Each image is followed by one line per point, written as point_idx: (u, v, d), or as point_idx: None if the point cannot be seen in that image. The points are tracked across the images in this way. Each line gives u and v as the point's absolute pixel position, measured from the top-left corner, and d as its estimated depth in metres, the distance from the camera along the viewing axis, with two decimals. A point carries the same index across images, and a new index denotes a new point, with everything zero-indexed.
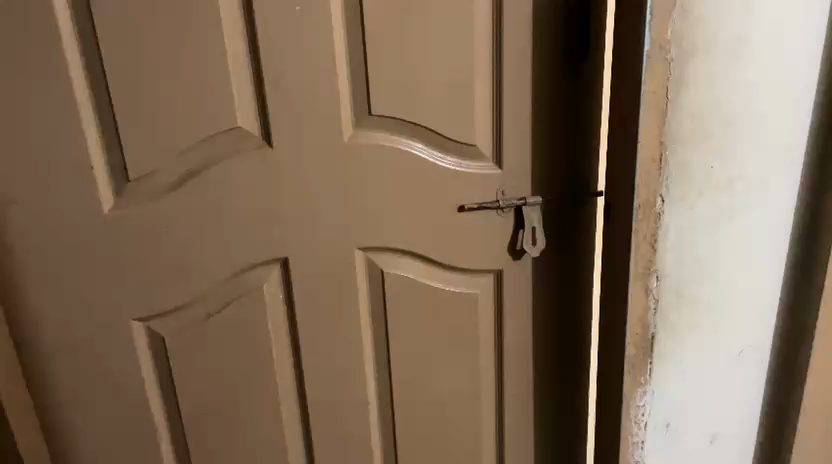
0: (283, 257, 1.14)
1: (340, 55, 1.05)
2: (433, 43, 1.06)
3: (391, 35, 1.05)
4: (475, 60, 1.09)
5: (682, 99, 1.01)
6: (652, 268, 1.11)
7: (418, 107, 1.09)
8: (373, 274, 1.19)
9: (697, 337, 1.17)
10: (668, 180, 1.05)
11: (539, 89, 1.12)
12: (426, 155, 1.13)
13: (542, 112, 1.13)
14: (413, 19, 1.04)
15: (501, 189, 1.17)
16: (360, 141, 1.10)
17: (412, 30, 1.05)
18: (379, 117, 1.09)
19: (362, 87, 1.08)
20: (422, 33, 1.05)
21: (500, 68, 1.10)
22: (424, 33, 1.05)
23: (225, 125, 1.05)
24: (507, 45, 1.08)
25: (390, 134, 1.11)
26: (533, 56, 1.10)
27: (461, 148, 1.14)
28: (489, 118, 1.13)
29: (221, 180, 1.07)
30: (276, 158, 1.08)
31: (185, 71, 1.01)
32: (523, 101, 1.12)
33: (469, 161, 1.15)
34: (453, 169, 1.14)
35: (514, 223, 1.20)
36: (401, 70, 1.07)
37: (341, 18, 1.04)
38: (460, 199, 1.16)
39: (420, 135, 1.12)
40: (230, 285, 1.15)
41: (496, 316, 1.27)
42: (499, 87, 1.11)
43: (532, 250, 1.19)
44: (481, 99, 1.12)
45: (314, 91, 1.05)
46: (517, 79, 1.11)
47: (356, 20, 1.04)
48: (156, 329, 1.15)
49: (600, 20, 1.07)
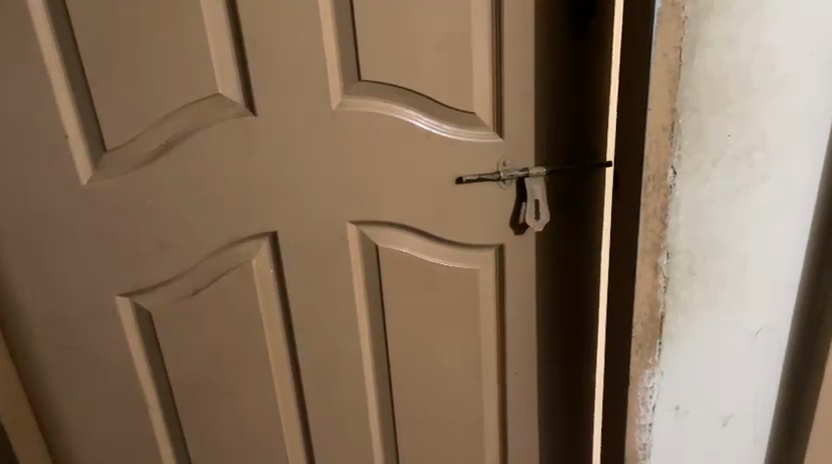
0: (272, 231, 1.09)
1: (326, 15, 0.97)
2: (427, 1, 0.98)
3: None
4: (472, 20, 1.00)
5: (697, 61, 0.92)
6: (661, 244, 1.03)
7: (411, 72, 1.02)
8: (367, 249, 1.14)
9: (711, 317, 1.10)
10: (680, 150, 0.97)
11: (543, 50, 1.04)
12: (421, 124, 1.06)
13: (546, 76, 1.05)
14: None
15: (503, 160, 1.10)
16: (349, 109, 1.03)
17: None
18: (368, 83, 1.02)
19: (350, 51, 1.00)
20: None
21: (500, 28, 1.01)
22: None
23: (205, 92, 0.99)
24: (508, 3, 1.00)
25: (382, 101, 1.04)
26: (535, 15, 1.01)
27: (459, 115, 1.07)
28: (488, 84, 1.05)
29: (202, 151, 1.02)
30: (260, 127, 1.01)
31: (160, 34, 0.95)
32: (524, 64, 1.04)
33: (467, 129, 1.08)
34: (450, 138, 1.07)
35: (517, 195, 1.13)
36: (393, 32, 0.99)
37: None
38: (458, 170, 1.10)
39: (413, 103, 1.05)
40: (216, 259, 1.10)
41: (498, 292, 1.21)
42: (499, 49, 1.03)
43: (534, 225, 1.12)
44: (480, 63, 1.04)
45: (299, 55, 0.98)
46: (518, 41, 1.02)
47: None
48: (142, 304, 1.12)
49: None
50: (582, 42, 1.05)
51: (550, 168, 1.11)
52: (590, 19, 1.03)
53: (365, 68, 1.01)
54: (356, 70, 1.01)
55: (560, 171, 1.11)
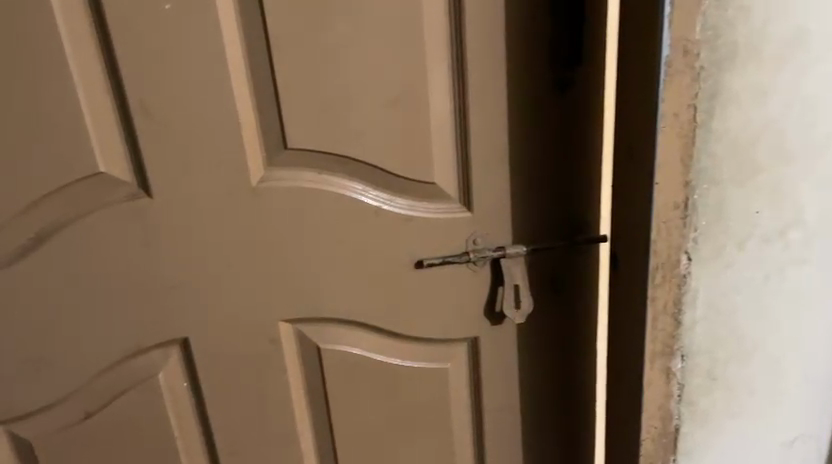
0: (182, 338, 0.86)
1: (237, 67, 0.75)
2: (368, 47, 0.77)
3: (308, 38, 0.75)
4: (428, 70, 0.79)
5: (717, 123, 0.71)
6: (675, 345, 0.82)
7: (352, 137, 0.80)
8: (308, 351, 0.92)
9: (738, 426, 0.89)
10: (696, 232, 0.76)
11: (518, 106, 0.82)
12: (367, 199, 0.84)
13: (520, 134, 0.84)
14: (336, 17, 0.75)
15: (474, 237, 0.89)
16: (274, 184, 0.81)
17: (338, 31, 0.75)
18: (298, 151, 0.80)
19: (272, 113, 0.78)
20: (351, 34, 0.76)
21: (462, 77, 0.80)
22: (354, 34, 0.76)
23: (82, 172, 0.76)
24: (472, 49, 0.78)
25: (316, 173, 0.82)
26: (508, 63, 0.80)
27: (415, 187, 0.85)
28: (451, 148, 0.84)
29: (83, 244, 0.79)
30: (158, 212, 0.79)
31: (15, 98, 0.72)
32: (495, 123, 0.83)
33: (425, 202, 0.86)
34: (404, 215, 0.86)
35: (492, 278, 0.91)
36: (326, 88, 0.78)
37: (234, 17, 0.74)
38: (415, 252, 0.88)
39: (357, 173, 0.83)
40: (112, 376, 0.86)
41: (473, 393, 0.99)
42: (463, 106, 0.81)
43: (515, 316, 0.91)
44: (440, 123, 0.82)
45: (203, 120, 0.76)
46: (486, 93, 0.81)
47: (254, 20, 0.74)
48: (19, 433, 0.88)
49: (595, 13, 0.78)
50: (565, 95, 0.83)
51: (530, 248, 0.89)
52: (570, 63, 0.81)
53: (292, 133, 0.79)
54: (281, 135, 0.79)
55: (544, 249, 0.89)
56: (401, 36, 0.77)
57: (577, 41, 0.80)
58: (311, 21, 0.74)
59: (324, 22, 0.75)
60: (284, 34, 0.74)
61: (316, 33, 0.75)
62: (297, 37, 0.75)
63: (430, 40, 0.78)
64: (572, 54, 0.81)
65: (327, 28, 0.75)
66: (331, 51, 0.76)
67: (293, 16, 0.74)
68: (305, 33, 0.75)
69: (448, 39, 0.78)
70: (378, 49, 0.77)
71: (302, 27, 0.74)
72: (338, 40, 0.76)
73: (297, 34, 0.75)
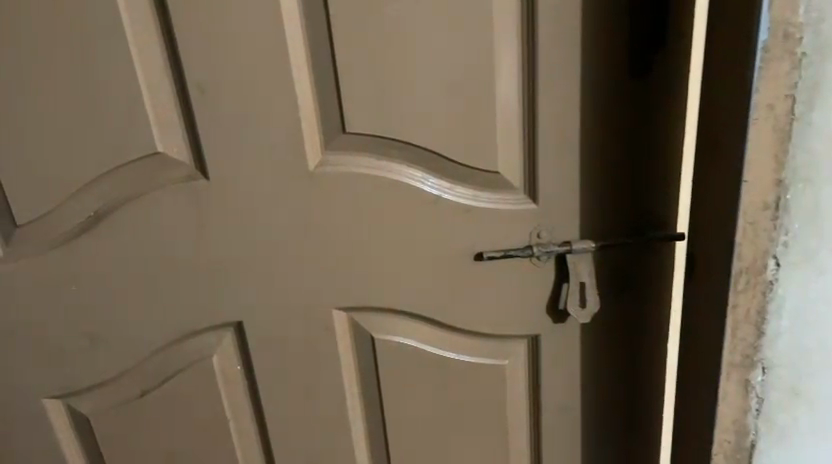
0: (236, 321, 0.85)
1: (296, 48, 0.72)
2: (433, 27, 0.72)
3: (369, 16, 0.71)
4: (497, 52, 0.74)
5: (817, 115, 0.64)
6: (755, 356, 0.75)
7: (413, 121, 0.77)
8: (361, 341, 0.89)
9: (821, 447, 0.81)
10: (786, 235, 0.69)
11: (592, 92, 0.77)
12: (427, 187, 0.80)
13: (592, 122, 0.78)
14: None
15: (538, 231, 0.84)
16: (331, 169, 0.78)
17: (401, 9, 0.71)
18: (357, 135, 0.77)
19: (331, 96, 0.75)
20: (415, 12, 0.72)
21: (533, 61, 0.75)
22: (419, 14, 0.72)
23: (140, 151, 0.75)
24: (545, 30, 0.73)
25: (375, 158, 0.79)
26: (583, 46, 0.75)
27: (478, 175, 0.81)
28: (518, 135, 0.79)
29: (140, 224, 0.78)
30: (214, 194, 0.78)
31: (77, 75, 0.72)
32: (567, 110, 0.77)
33: (488, 192, 0.82)
34: (466, 205, 0.82)
35: (556, 275, 0.86)
36: (388, 71, 0.74)
37: None
38: (476, 243, 0.84)
39: (417, 161, 0.79)
40: (166, 356, 0.87)
41: (531, 392, 0.94)
42: (533, 91, 0.76)
43: (578, 315, 0.86)
44: (507, 109, 0.77)
45: (261, 101, 0.74)
46: (558, 77, 0.76)
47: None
48: (78, 407, 0.89)
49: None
50: (645, 80, 0.77)
51: (598, 244, 0.83)
52: (651, 46, 0.75)
53: (351, 117, 0.76)
54: (340, 119, 0.76)
55: (614, 246, 0.84)
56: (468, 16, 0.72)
57: (659, 22, 0.74)
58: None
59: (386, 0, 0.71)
60: (345, 12, 0.71)
61: (378, 12, 0.71)
62: (358, 16, 0.71)
63: (500, 20, 0.73)
64: (654, 36, 0.75)
65: (390, 6, 0.71)
66: (393, 32, 0.72)
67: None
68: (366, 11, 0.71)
69: (519, 19, 0.73)
70: (443, 30, 0.73)
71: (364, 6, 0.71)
72: (401, 19, 0.72)
73: (359, 13, 0.71)
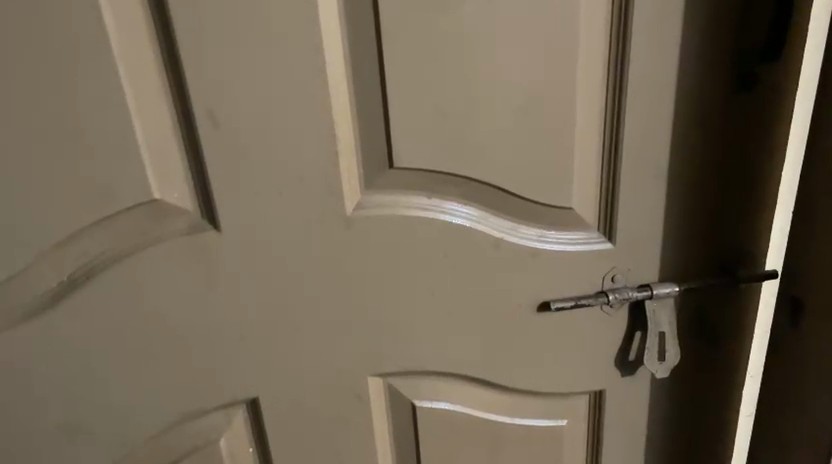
0: (249, 398, 0.69)
1: (334, 64, 0.57)
2: (506, 36, 0.58)
3: (429, 23, 0.56)
4: (580, 67, 0.61)
5: None
6: None
7: (476, 152, 0.62)
8: (400, 408, 0.74)
9: None
10: None
11: (687, 113, 0.64)
12: (487, 228, 0.66)
13: (684, 148, 0.66)
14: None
15: (612, 273, 0.71)
16: (374, 211, 0.63)
17: (468, 14, 0.56)
18: (407, 171, 0.62)
19: (377, 123, 0.60)
20: (485, 18, 0.57)
21: (621, 77, 0.61)
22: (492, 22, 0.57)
23: (130, 199, 0.58)
24: (642, 41, 0.60)
25: (425, 196, 0.64)
26: (682, 59, 0.62)
27: (546, 212, 0.67)
28: (596, 164, 0.66)
29: (131, 289, 0.61)
30: (226, 248, 0.61)
31: (43, 104, 0.54)
32: (657, 134, 0.64)
33: (556, 231, 0.68)
34: (531, 248, 0.68)
35: (629, 323, 0.74)
36: (450, 92, 0.59)
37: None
38: (541, 292, 0.70)
39: (476, 198, 0.65)
40: (161, 445, 0.70)
41: (589, 452, 0.82)
42: (618, 113, 0.63)
43: (656, 368, 0.74)
44: (586, 134, 0.64)
45: (291, 133, 0.58)
46: (651, 97, 0.63)
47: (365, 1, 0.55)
48: None
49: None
50: (745, 98, 0.65)
51: (678, 286, 0.71)
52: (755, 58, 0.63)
53: (399, 148, 0.61)
54: (386, 151, 0.61)
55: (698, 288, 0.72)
56: (548, 22, 0.58)
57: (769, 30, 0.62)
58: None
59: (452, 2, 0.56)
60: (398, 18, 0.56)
61: (439, 17, 0.56)
62: (415, 23, 0.56)
63: (587, 28, 0.59)
64: (761, 47, 0.63)
65: (456, 10, 0.56)
66: (457, 42, 0.57)
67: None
68: (425, 17, 0.56)
69: (606, 25, 0.60)
70: (517, 39, 0.58)
71: (423, 9, 0.56)
72: (469, 27, 0.57)
73: (416, 18, 0.56)
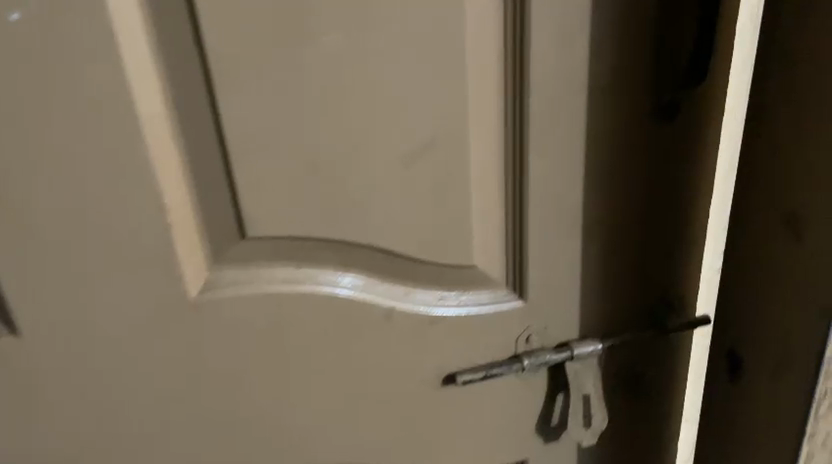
0: None
1: (152, 116, 0.44)
2: (376, 71, 0.46)
3: (274, 60, 0.44)
4: (472, 106, 0.50)
5: None
6: None
7: (352, 212, 0.51)
8: None
9: None
10: None
11: (601, 151, 0.55)
12: (372, 298, 0.54)
13: (595, 187, 0.56)
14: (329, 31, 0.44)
15: (527, 334, 0.61)
16: (226, 293, 0.50)
17: (325, 45, 0.44)
18: (265, 242, 0.50)
19: (219, 187, 0.47)
20: (347, 54, 0.45)
21: (522, 116, 0.51)
22: (357, 58, 0.45)
23: None
24: (543, 73, 0.49)
25: (292, 269, 0.51)
26: (593, 91, 0.52)
27: (444, 274, 0.56)
28: (499, 215, 0.55)
29: None
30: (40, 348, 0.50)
31: None
32: (567, 178, 0.55)
33: (458, 293, 0.58)
34: (429, 315, 0.57)
35: (550, 386, 0.64)
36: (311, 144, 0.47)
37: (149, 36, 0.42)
38: (445, 363, 0.59)
39: (357, 265, 0.53)
40: None
41: None
42: (520, 157, 0.53)
43: (582, 437, 0.64)
44: (485, 182, 0.54)
45: (105, 207, 0.45)
46: (557, 136, 0.52)
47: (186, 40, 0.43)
48: None
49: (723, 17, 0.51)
50: (667, 130, 0.56)
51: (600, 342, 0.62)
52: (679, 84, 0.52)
53: (250, 213, 0.48)
54: (235, 216, 0.49)
55: (620, 343, 0.63)
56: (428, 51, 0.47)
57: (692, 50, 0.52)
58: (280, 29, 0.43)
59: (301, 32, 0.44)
60: (231, 54, 0.43)
61: (287, 50, 0.44)
62: (256, 59, 0.44)
63: (477, 59, 0.48)
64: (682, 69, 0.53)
65: (307, 41, 0.44)
66: (314, 80, 0.45)
67: (248, 25, 0.43)
68: (269, 51, 0.44)
69: (501, 50, 0.49)
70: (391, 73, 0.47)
71: (265, 46, 0.44)
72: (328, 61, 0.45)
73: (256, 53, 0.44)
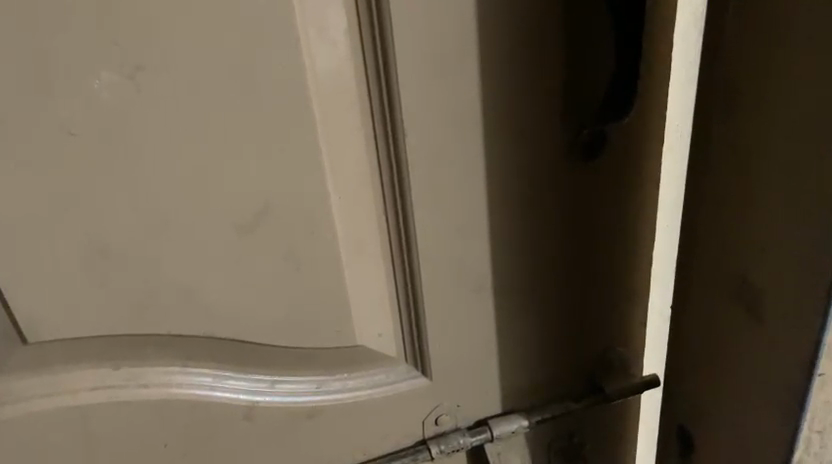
0: None
1: None
2: (179, 124, 0.34)
3: (17, 121, 0.31)
4: (327, 155, 0.37)
5: None
6: None
7: (178, 300, 0.38)
8: None
9: None
10: None
11: (508, 199, 0.43)
12: (226, 392, 0.43)
13: (507, 243, 0.45)
14: (98, 73, 0.31)
15: (436, 416, 0.50)
16: (13, 409, 0.38)
17: (94, 98, 0.32)
18: (62, 344, 0.38)
19: None
20: (132, 102, 0.32)
21: (398, 163, 0.39)
22: (147, 108, 0.33)
23: None
24: (419, 109, 0.38)
25: (107, 369, 0.40)
26: (489, 130, 0.40)
27: (320, 357, 0.44)
28: (385, 282, 0.44)
29: None
30: None
31: None
32: (466, 234, 0.43)
33: (341, 376, 0.46)
34: (304, 406, 0.45)
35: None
36: (101, 222, 0.35)
37: None
38: (333, 456, 0.48)
39: (200, 356, 0.42)
40: None
41: None
42: (403, 213, 0.41)
43: None
44: (360, 246, 0.42)
45: None
46: (447, 185, 0.41)
47: None
48: None
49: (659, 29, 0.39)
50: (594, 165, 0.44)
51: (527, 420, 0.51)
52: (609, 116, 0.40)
53: (28, 318, 0.36)
54: (8, 322, 0.36)
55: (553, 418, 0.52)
56: (251, 93, 0.34)
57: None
58: (18, 79, 0.30)
59: (51, 81, 0.31)
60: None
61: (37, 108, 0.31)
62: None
63: (329, 96, 0.36)
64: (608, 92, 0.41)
65: (64, 93, 0.31)
66: (87, 143, 0.32)
67: None
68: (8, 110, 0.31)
69: (362, 82, 0.37)
70: (202, 125, 0.34)
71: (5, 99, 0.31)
72: (103, 118, 0.32)
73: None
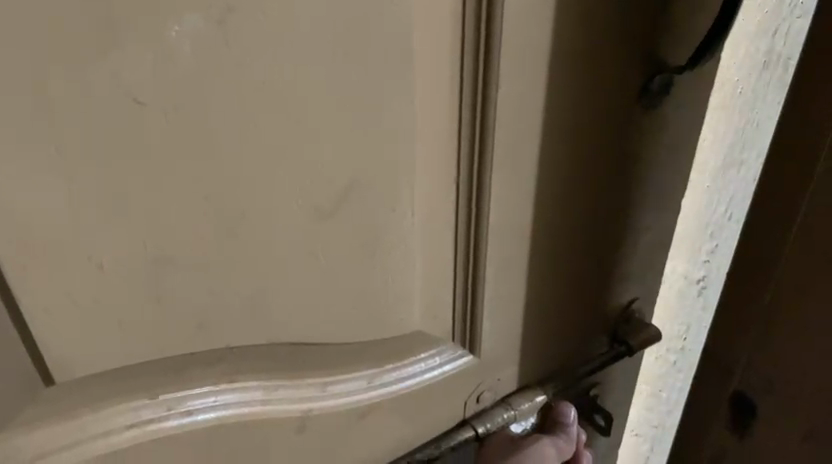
0: None
1: None
2: (274, 89, 0.26)
3: (75, 84, 0.23)
4: (416, 114, 0.31)
5: None
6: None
7: (246, 307, 0.31)
8: None
9: None
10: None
11: (578, 156, 0.38)
12: (277, 404, 0.36)
13: (568, 206, 0.40)
14: (192, 23, 0.23)
15: (478, 394, 0.46)
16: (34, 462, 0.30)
17: (169, 52, 0.23)
18: (98, 374, 0.29)
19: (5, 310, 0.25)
20: (227, 60, 0.25)
21: (482, 119, 0.32)
22: (243, 68, 0.25)
23: None
24: (514, 54, 0.31)
25: (147, 398, 0.31)
26: (569, 78, 0.34)
27: (377, 351, 0.39)
28: (448, 258, 0.38)
29: None
30: None
31: None
32: (531, 197, 0.38)
33: (392, 369, 0.40)
34: (359, 408, 0.40)
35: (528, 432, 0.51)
36: (168, 218, 0.27)
37: None
38: (380, 453, 0.43)
39: (254, 368, 0.34)
40: None
41: None
42: (478, 178, 0.35)
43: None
44: (433, 219, 0.36)
45: None
46: (527, 144, 0.35)
47: None
48: None
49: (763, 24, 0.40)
50: (655, 113, 0.39)
51: (552, 389, 0.48)
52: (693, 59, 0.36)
53: (55, 350, 0.27)
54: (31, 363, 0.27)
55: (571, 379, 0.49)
56: (363, 49, 0.27)
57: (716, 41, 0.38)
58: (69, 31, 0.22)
59: (116, 31, 0.22)
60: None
61: (105, 67, 0.23)
62: (22, 89, 0.22)
63: (433, 47, 0.29)
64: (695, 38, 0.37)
65: (136, 50, 0.23)
66: (154, 116, 0.24)
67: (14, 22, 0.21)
68: (49, 72, 0.22)
69: (457, 30, 0.30)
70: (300, 88, 0.27)
71: (65, 58, 0.22)
72: (183, 81, 0.24)
73: (22, 78, 0.22)
